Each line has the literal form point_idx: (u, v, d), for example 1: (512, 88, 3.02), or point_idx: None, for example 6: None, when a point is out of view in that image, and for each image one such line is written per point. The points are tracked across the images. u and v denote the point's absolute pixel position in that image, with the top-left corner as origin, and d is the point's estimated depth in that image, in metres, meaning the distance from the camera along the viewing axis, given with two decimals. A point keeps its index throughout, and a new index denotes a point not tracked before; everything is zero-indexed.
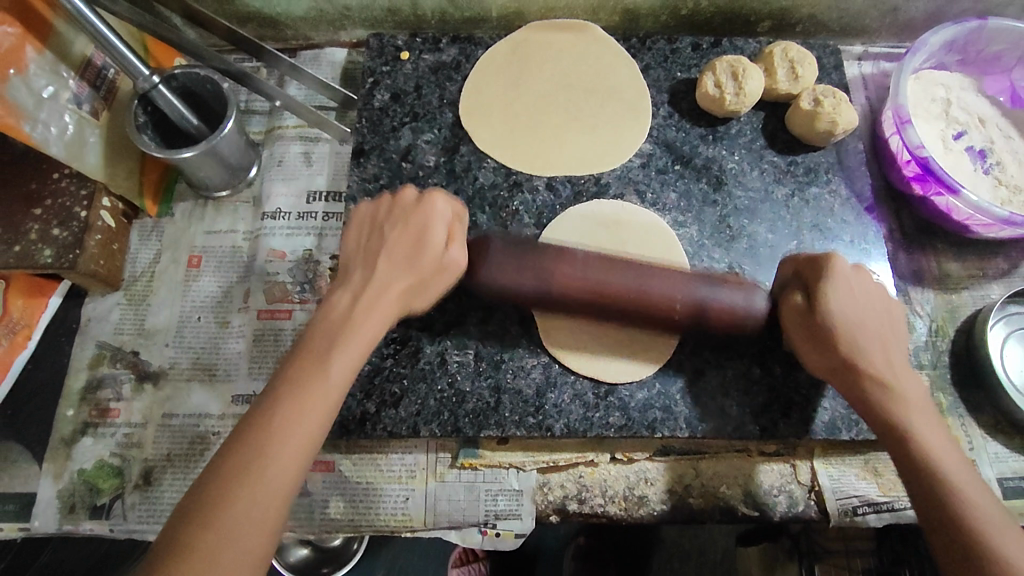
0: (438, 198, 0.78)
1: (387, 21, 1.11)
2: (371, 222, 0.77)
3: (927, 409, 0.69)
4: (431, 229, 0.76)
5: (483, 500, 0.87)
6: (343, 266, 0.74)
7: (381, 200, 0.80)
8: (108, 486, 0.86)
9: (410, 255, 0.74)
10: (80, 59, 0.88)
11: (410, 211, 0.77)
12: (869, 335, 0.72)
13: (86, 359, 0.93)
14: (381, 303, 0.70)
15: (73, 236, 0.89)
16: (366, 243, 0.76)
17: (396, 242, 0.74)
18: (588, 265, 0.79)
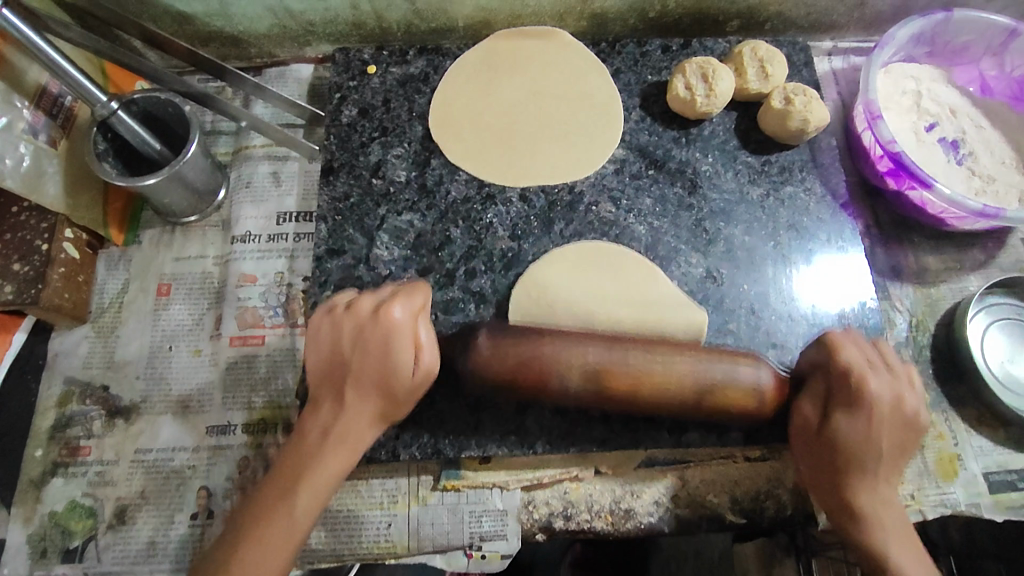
0: (394, 308, 0.72)
1: (352, 35, 1.09)
2: (331, 346, 0.72)
3: (919, 556, 0.71)
4: (394, 340, 0.71)
5: (468, 522, 0.85)
6: (314, 390, 0.73)
7: (334, 311, 0.74)
8: (80, 528, 0.84)
9: (378, 385, 0.71)
10: (34, 88, 0.86)
11: (368, 332, 0.71)
12: (886, 509, 0.73)
13: (53, 397, 0.90)
14: (354, 432, 0.71)
15: (35, 270, 0.88)
16: (332, 361, 0.72)
17: (361, 371, 0.70)
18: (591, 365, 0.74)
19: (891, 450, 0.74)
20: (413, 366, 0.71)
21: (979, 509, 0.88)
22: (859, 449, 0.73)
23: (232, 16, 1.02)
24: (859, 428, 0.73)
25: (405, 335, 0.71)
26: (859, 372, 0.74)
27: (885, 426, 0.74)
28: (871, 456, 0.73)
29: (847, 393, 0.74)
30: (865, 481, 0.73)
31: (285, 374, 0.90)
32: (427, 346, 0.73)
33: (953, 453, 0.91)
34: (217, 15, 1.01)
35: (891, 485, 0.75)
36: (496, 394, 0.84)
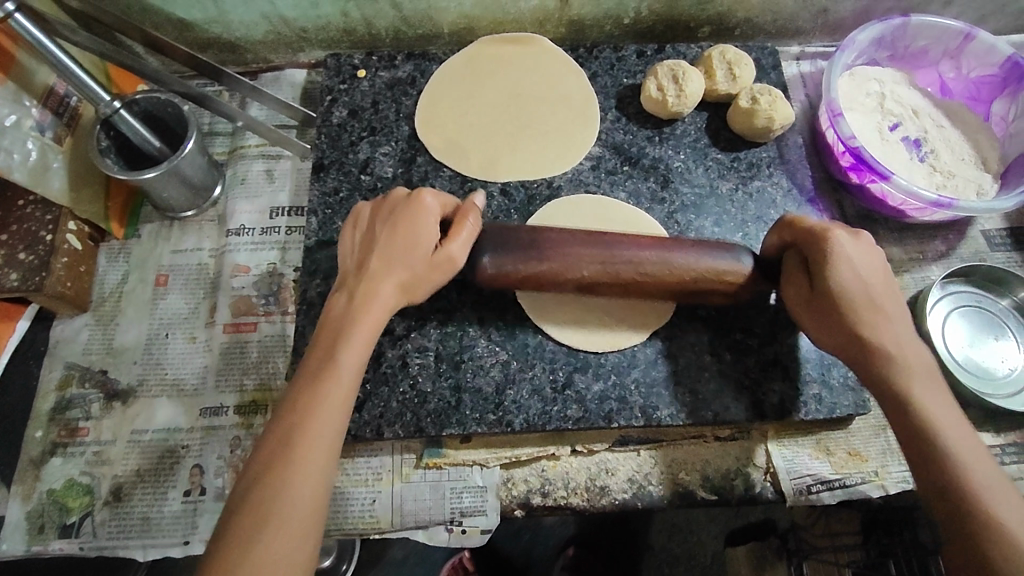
0: (425, 195, 0.79)
1: (343, 41, 1.15)
2: (368, 226, 0.80)
3: (933, 382, 0.72)
4: (421, 228, 0.77)
5: (449, 499, 0.89)
6: (342, 271, 0.79)
7: (376, 202, 0.82)
8: (77, 505, 0.87)
9: (402, 250, 0.77)
10: (42, 87, 0.91)
11: (401, 212, 0.78)
12: (903, 343, 0.74)
13: (54, 381, 0.94)
14: (373, 306, 0.74)
15: (39, 259, 0.92)
16: (363, 242, 0.79)
17: (390, 247, 0.77)
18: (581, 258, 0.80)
19: (886, 281, 0.76)
20: (437, 246, 0.78)
21: None
22: (866, 312, 0.74)
23: (229, 22, 1.07)
24: (852, 274, 0.74)
25: (431, 217, 0.78)
26: (822, 230, 0.76)
27: (872, 274, 0.75)
28: (874, 304, 0.74)
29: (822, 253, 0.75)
30: (870, 316, 0.74)
31: (276, 358, 0.95)
32: (459, 238, 0.78)
33: None
34: (216, 21, 1.07)
35: (902, 321, 0.75)
36: (475, 375, 0.88)
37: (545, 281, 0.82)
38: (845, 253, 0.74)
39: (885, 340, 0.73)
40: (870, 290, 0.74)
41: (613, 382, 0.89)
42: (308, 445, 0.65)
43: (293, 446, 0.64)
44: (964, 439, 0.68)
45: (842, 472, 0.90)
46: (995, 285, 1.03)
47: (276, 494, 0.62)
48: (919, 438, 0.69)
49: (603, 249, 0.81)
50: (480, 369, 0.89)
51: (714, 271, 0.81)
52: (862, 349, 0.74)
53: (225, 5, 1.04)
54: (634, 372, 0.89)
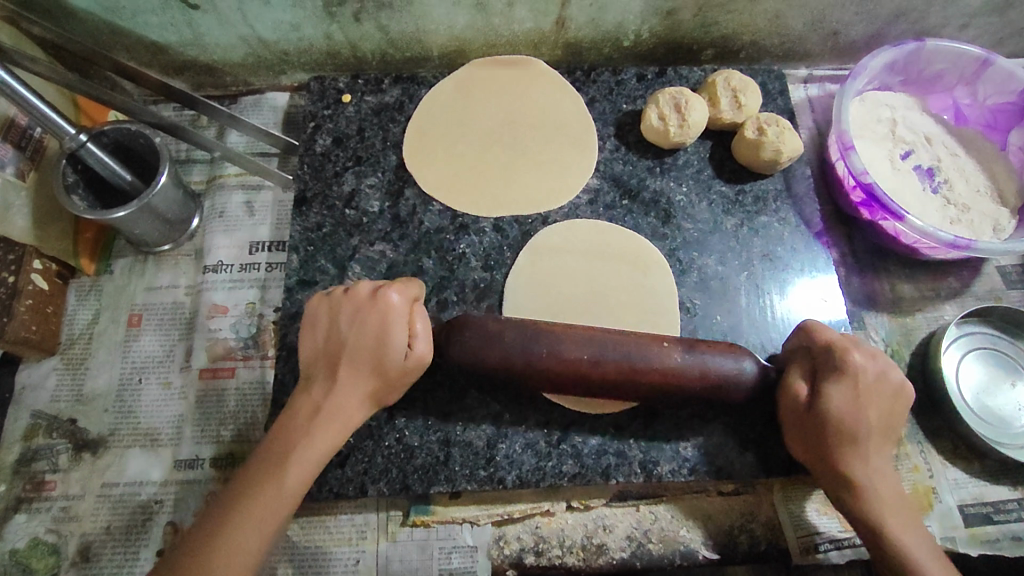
0: (391, 292, 0.75)
1: (328, 64, 1.09)
2: (328, 327, 0.75)
3: (908, 517, 0.71)
4: (389, 332, 0.74)
5: (437, 558, 0.84)
6: (308, 372, 0.75)
7: (331, 295, 0.78)
8: (42, 566, 0.83)
9: (372, 364, 0.74)
10: (2, 120, 0.86)
11: (366, 314, 0.75)
12: (883, 482, 0.72)
13: (20, 430, 0.89)
14: (341, 410, 0.72)
15: (1, 302, 0.87)
16: (328, 335, 0.75)
17: (355, 352, 0.74)
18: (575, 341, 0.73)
19: (881, 421, 0.73)
20: (405, 350, 0.74)
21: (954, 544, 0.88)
22: (841, 439, 0.73)
23: (206, 45, 1.02)
24: (845, 399, 0.73)
25: (400, 319, 0.75)
26: (840, 346, 0.75)
27: (873, 393, 0.74)
28: (861, 426, 0.72)
29: (830, 364, 0.74)
30: (856, 451, 0.72)
31: (254, 406, 0.90)
32: (421, 334, 0.75)
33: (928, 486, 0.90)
34: (192, 44, 1.01)
35: (884, 456, 0.73)
36: (466, 428, 0.83)
37: (550, 334, 0.74)
38: (861, 373, 0.73)
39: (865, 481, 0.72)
40: (857, 425, 0.72)
41: (611, 435, 0.84)
42: (251, 518, 0.66)
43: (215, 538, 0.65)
44: (933, 566, 0.68)
45: (851, 529, 0.85)
46: (1012, 327, 0.98)
47: (206, 569, 0.64)
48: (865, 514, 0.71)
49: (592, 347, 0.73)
50: (471, 422, 0.84)
51: (706, 374, 0.74)
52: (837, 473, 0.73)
53: (200, 28, 0.98)
54: (633, 426, 0.84)
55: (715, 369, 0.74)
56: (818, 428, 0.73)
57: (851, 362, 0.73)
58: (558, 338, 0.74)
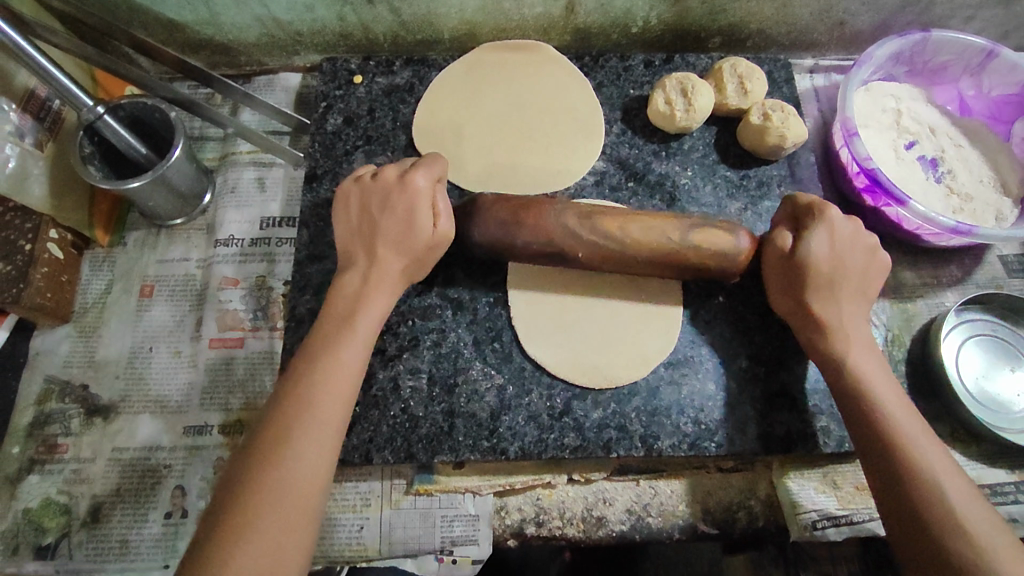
0: (417, 175, 0.78)
1: (340, 45, 1.11)
2: (361, 207, 0.79)
3: (909, 417, 0.71)
4: (418, 209, 0.77)
5: (439, 526, 0.86)
6: (345, 251, 0.79)
7: (364, 182, 0.81)
8: (54, 525, 0.84)
9: (401, 235, 0.77)
10: (22, 91, 0.88)
11: (395, 197, 0.78)
12: (860, 331, 0.76)
13: (33, 394, 0.91)
14: (384, 285, 0.76)
15: (18, 270, 0.89)
16: (360, 228, 0.79)
17: (388, 231, 0.77)
18: (565, 213, 0.77)
19: (855, 275, 0.78)
20: (433, 226, 0.78)
21: None
22: (830, 307, 0.77)
23: (221, 24, 1.04)
24: (824, 244, 0.78)
25: (425, 199, 0.78)
26: (822, 206, 0.78)
27: (848, 246, 0.79)
28: (838, 273, 0.77)
29: (813, 274, 0.77)
30: (835, 301, 0.76)
31: (263, 376, 0.92)
32: (444, 212, 0.78)
33: None
34: (207, 23, 1.03)
35: (859, 308, 0.78)
36: (470, 399, 0.85)
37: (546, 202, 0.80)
38: (840, 235, 0.78)
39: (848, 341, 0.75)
40: (842, 280, 0.77)
41: (613, 410, 0.85)
42: (286, 476, 0.62)
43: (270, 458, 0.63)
44: (919, 432, 0.70)
45: (849, 507, 0.87)
46: (1012, 314, 0.99)
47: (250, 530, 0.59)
48: (880, 424, 0.70)
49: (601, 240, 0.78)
50: (475, 394, 0.85)
51: (715, 257, 0.78)
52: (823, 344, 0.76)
53: (216, 6, 1.00)
54: (634, 401, 0.85)
55: (718, 258, 0.78)
56: (800, 284, 0.77)
57: (835, 218, 0.78)
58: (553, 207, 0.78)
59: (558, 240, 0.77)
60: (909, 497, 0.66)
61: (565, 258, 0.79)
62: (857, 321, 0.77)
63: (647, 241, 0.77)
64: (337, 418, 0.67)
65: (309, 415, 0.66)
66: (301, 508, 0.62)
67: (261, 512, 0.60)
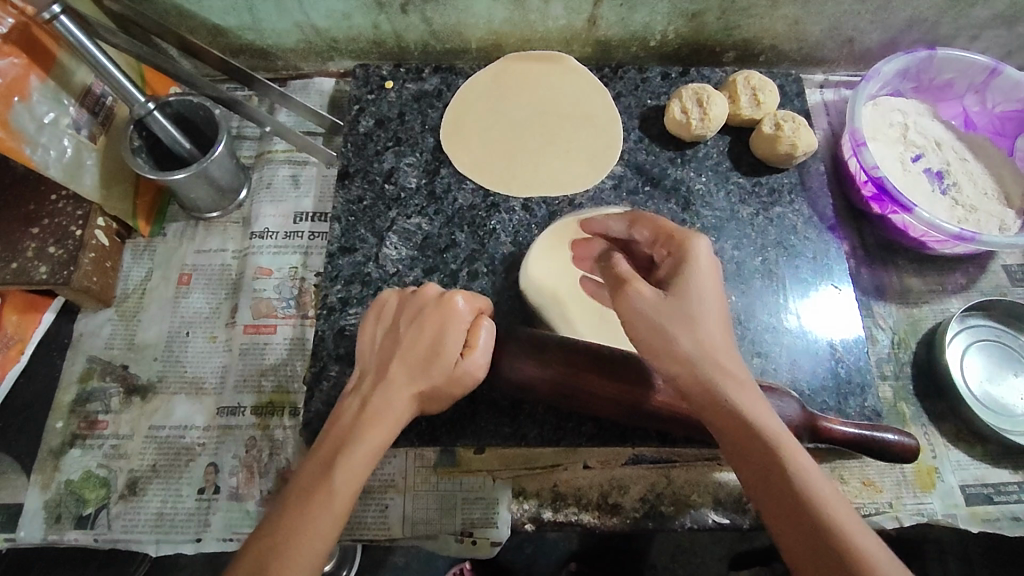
0: (457, 297, 0.78)
1: (373, 53, 1.17)
2: (389, 327, 0.78)
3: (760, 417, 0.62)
4: (445, 336, 0.74)
5: (460, 509, 0.89)
6: (360, 374, 0.75)
7: (404, 293, 0.81)
8: (94, 496, 0.89)
9: (422, 363, 0.73)
10: (80, 87, 0.94)
11: (430, 313, 0.76)
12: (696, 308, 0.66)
13: (77, 373, 0.96)
14: (391, 411, 0.70)
15: (69, 253, 0.94)
16: (383, 345, 0.76)
17: (409, 349, 0.74)
18: (616, 370, 0.80)
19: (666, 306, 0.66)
20: (458, 358, 0.74)
21: (954, 520, 0.92)
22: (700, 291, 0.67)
23: (262, 30, 1.10)
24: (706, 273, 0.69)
25: (460, 325, 0.76)
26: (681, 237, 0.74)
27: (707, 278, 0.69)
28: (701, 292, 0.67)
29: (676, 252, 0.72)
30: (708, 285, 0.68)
31: (294, 361, 0.96)
32: (479, 346, 0.76)
33: (931, 466, 0.94)
34: (250, 28, 1.10)
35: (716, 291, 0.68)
36: (492, 387, 0.89)
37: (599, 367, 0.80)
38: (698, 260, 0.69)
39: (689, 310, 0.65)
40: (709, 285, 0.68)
41: None
42: (297, 547, 0.59)
43: (289, 529, 0.60)
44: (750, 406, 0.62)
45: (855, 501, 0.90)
46: (1014, 320, 1.02)
47: None
48: (710, 407, 0.62)
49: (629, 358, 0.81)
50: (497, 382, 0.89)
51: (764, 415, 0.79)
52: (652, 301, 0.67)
53: (259, 13, 1.06)
54: None
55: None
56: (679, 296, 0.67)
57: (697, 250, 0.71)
58: (599, 368, 0.80)
59: (602, 361, 0.80)
60: (758, 459, 0.59)
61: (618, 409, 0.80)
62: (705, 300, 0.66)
63: (686, 393, 0.79)
64: (349, 496, 0.64)
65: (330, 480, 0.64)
66: (311, 558, 0.60)
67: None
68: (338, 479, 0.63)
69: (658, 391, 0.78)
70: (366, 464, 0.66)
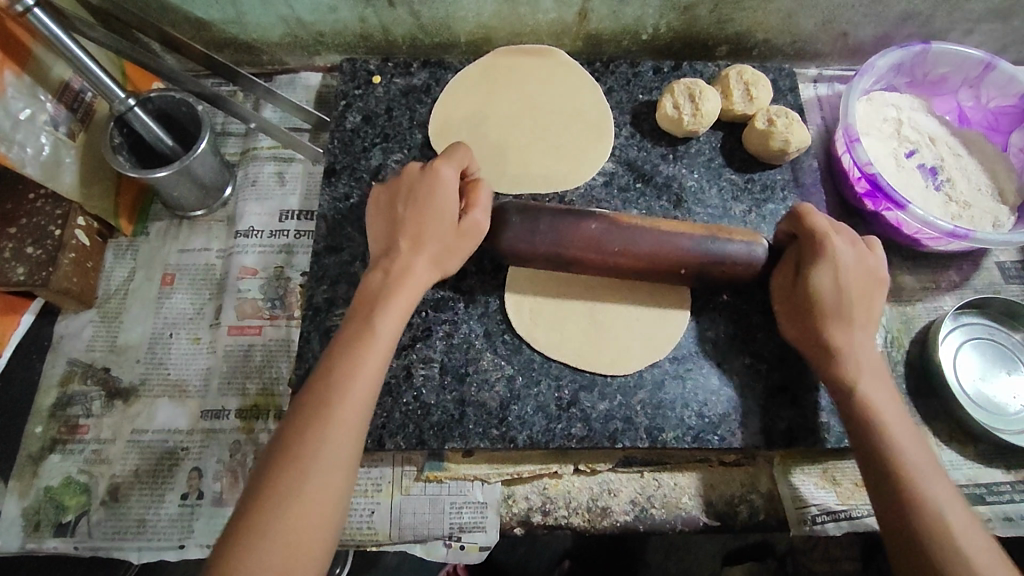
0: (444, 165, 0.80)
1: (360, 47, 1.15)
2: (390, 200, 0.81)
3: (903, 422, 0.74)
4: (444, 202, 0.79)
5: (448, 513, 0.88)
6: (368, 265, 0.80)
7: (392, 181, 0.83)
8: (74, 503, 0.87)
9: (431, 233, 0.79)
10: (57, 83, 0.91)
11: (420, 185, 0.80)
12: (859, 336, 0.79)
13: (56, 376, 0.94)
14: (411, 283, 0.78)
15: (48, 254, 0.92)
16: (388, 224, 0.80)
17: (414, 224, 0.79)
18: (607, 233, 0.82)
19: (861, 300, 0.79)
20: (461, 214, 0.80)
21: None
22: (845, 319, 0.79)
23: (246, 24, 1.08)
24: (829, 278, 0.80)
25: (450, 187, 0.80)
26: (824, 231, 0.80)
27: (851, 276, 0.80)
28: (830, 295, 0.79)
29: (812, 249, 0.81)
30: (832, 310, 0.79)
31: (279, 363, 0.94)
32: (479, 205, 0.81)
33: None
34: (234, 22, 1.07)
35: (866, 329, 0.79)
36: (480, 389, 0.87)
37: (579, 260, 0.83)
38: (849, 268, 0.80)
39: (840, 338, 0.78)
40: (856, 304, 0.79)
41: (619, 401, 0.88)
42: (330, 432, 0.66)
43: (315, 418, 0.66)
44: (896, 418, 0.74)
45: (848, 503, 0.89)
46: (1008, 318, 1.02)
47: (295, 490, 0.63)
48: (856, 411, 0.75)
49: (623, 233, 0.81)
50: (485, 383, 0.88)
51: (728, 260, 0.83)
52: (825, 331, 0.79)
53: (242, 6, 1.03)
54: (640, 393, 0.88)
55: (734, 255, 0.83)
56: (806, 307, 0.81)
57: (843, 254, 0.79)
58: (596, 228, 0.82)
59: (622, 230, 0.81)
60: (883, 469, 0.71)
61: (610, 265, 0.83)
62: (852, 318, 0.79)
63: (671, 252, 0.82)
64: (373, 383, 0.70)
65: (351, 374, 0.69)
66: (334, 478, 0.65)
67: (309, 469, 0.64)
68: (363, 377, 0.69)
69: (651, 240, 0.82)
70: (383, 357, 0.73)
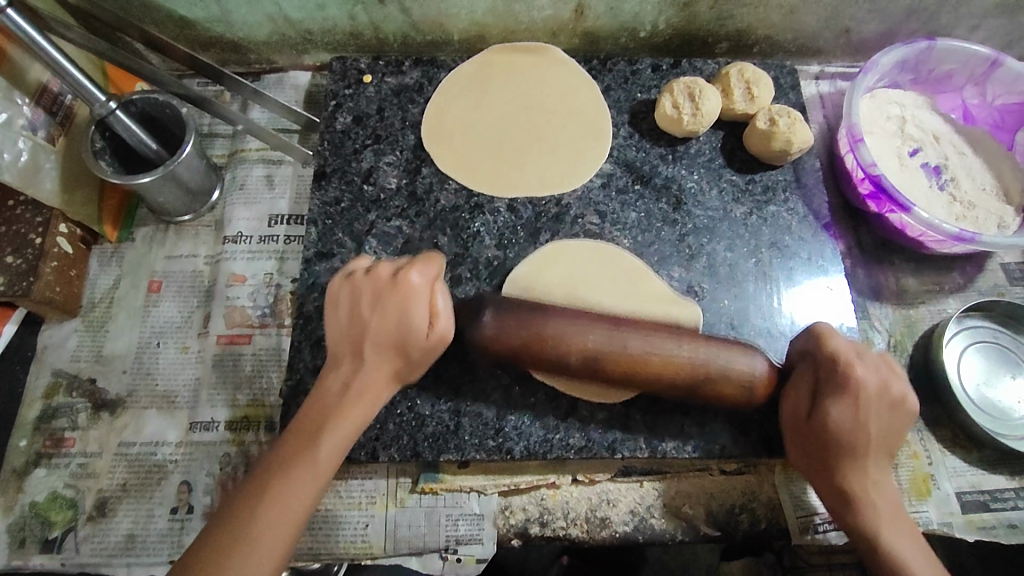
0: (412, 272, 0.74)
1: (350, 45, 1.11)
2: (351, 312, 0.74)
3: (886, 496, 0.73)
4: (411, 309, 0.73)
5: (444, 525, 0.86)
6: (333, 352, 0.74)
7: (353, 276, 0.76)
8: (60, 518, 0.85)
9: (394, 347, 0.73)
10: (35, 85, 0.88)
11: (387, 295, 0.73)
12: (867, 414, 0.73)
13: (41, 388, 0.92)
14: (370, 388, 0.72)
15: (28, 263, 0.90)
16: (349, 328, 0.74)
17: (377, 332, 0.72)
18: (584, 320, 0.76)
19: (881, 438, 0.73)
20: (427, 327, 0.73)
21: (950, 529, 0.90)
22: (856, 432, 0.72)
23: (232, 22, 1.04)
24: (847, 415, 0.72)
25: (421, 297, 0.74)
26: (844, 359, 0.74)
27: (874, 413, 0.73)
28: (858, 441, 0.72)
29: (834, 377, 0.73)
30: (843, 389, 0.73)
31: (269, 373, 0.92)
32: (443, 313, 0.75)
33: (926, 473, 0.92)
34: (219, 20, 1.04)
35: (875, 405, 0.73)
36: (476, 399, 0.85)
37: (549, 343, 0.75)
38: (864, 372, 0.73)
39: (848, 413, 0.72)
40: (870, 406, 0.73)
41: (618, 411, 0.86)
42: (282, 498, 0.66)
43: (268, 487, 0.66)
44: (876, 478, 0.73)
45: None
46: (1013, 322, 1.00)
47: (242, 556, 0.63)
48: (835, 476, 0.73)
49: (613, 328, 0.75)
50: (481, 393, 0.86)
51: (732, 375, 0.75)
52: (834, 403, 0.73)
53: (228, 5, 1.00)
54: (640, 403, 0.86)
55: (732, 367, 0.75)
56: (828, 380, 0.74)
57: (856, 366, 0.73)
58: (574, 322, 0.75)
59: (593, 324, 0.75)
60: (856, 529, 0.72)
61: (591, 369, 0.75)
62: (858, 397, 0.73)
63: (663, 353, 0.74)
64: (331, 465, 0.69)
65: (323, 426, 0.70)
66: (280, 537, 0.65)
67: (255, 543, 0.63)
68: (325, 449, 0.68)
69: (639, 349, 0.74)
70: (342, 448, 0.70)
